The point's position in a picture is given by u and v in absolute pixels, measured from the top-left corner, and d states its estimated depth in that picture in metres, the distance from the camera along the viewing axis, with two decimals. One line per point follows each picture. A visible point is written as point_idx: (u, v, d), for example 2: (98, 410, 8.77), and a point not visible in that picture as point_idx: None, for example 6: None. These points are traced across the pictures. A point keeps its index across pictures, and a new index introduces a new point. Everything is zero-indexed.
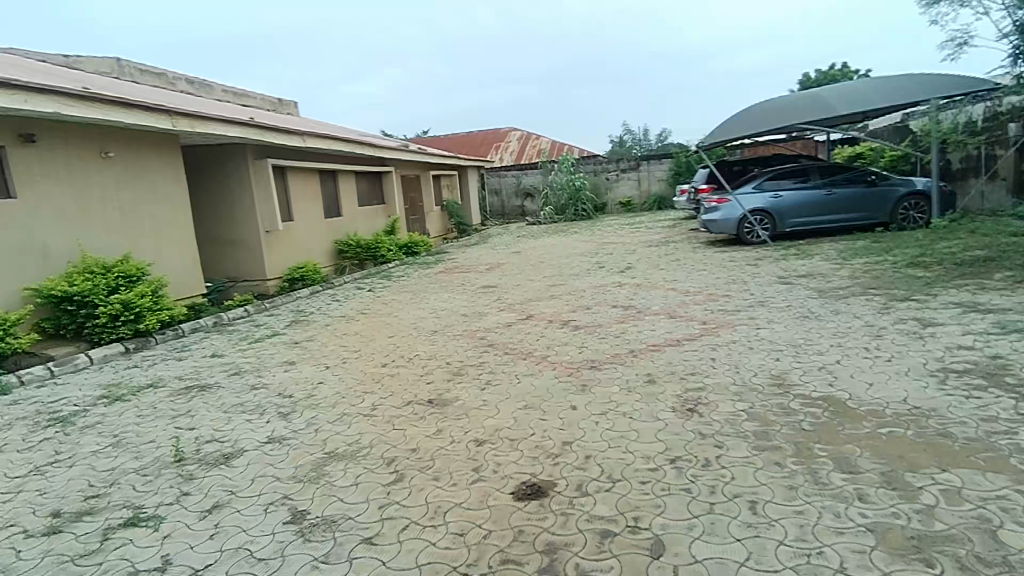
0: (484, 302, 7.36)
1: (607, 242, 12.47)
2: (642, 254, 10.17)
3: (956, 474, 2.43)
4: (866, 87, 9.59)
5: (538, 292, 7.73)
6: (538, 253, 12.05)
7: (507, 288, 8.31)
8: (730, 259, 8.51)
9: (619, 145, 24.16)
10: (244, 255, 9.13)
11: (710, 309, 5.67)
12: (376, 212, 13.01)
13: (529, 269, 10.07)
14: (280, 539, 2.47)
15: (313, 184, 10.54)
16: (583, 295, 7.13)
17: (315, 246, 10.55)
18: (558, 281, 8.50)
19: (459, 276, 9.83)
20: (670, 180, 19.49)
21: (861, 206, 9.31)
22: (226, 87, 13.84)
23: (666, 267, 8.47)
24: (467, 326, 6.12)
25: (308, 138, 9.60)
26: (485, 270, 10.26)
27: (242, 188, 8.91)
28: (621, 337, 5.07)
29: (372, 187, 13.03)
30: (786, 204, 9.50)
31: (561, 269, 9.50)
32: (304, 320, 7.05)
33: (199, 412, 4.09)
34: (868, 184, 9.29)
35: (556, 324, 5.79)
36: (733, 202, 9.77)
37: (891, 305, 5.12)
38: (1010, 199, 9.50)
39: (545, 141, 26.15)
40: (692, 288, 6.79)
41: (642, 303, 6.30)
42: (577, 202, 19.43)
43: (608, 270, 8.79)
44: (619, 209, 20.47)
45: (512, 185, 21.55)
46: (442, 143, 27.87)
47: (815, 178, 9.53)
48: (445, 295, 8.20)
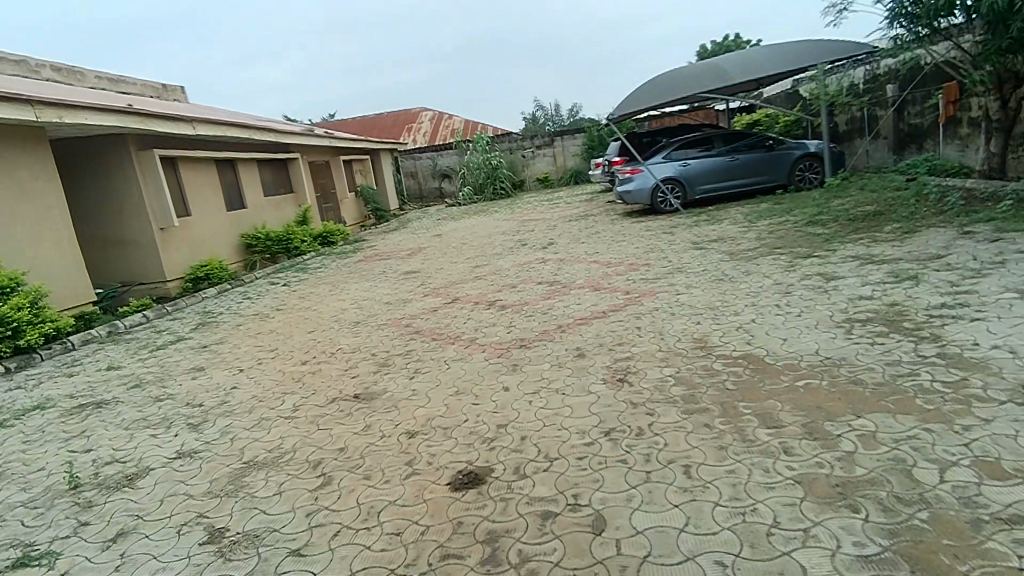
0: (408, 288, 7.15)
1: (527, 219, 12.49)
2: (563, 229, 10.24)
3: (871, 420, 2.61)
4: (757, 54, 9.96)
5: (462, 274, 7.60)
6: (460, 234, 11.88)
7: (430, 272, 8.13)
8: (647, 228, 8.73)
9: (532, 122, 24.21)
10: (138, 256, 8.37)
11: (633, 279, 5.77)
12: (285, 201, 12.33)
13: (451, 251, 9.91)
14: (196, 562, 2.23)
15: (210, 175, 9.80)
16: (507, 274, 7.08)
17: (219, 241, 9.85)
18: (482, 261, 8.39)
19: (380, 263, 9.53)
20: (584, 154, 19.77)
21: (761, 170, 9.80)
22: (98, 73, 12.49)
23: (587, 240, 8.57)
24: (391, 314, 5.92)
25: (200, 125, 8.87)
26: (407, 256, 10.01)
27: (128, 183, 8.12)
28: (548, 313, 5.06)
29: (277, 175, 12.30)
30: (694, 172, 9.85)
31: (484, 249, 9.41)
32: (213, 321, 6.56)
33: (95, 431, 3.66)
34: (766, 149, 9.79)
35: (482, 305, 5.70)
36: (646, 172, 10.01)
37: (797, 262, 5.42)
38: (891, 157, 10.33)
39: (457, 121, 25.73)
40: (614, 259, 6.90)
41: (566, 278, 6.32)
42: (495, 181, 19.32)
43: (531, 247, 8.79)
44: (537, 186, 20.58)
45: (427, 167, 21.09)
46: (350, 127, 26.80)
47: (719, 145, 9.93)
48: (366, 283, 7.90)
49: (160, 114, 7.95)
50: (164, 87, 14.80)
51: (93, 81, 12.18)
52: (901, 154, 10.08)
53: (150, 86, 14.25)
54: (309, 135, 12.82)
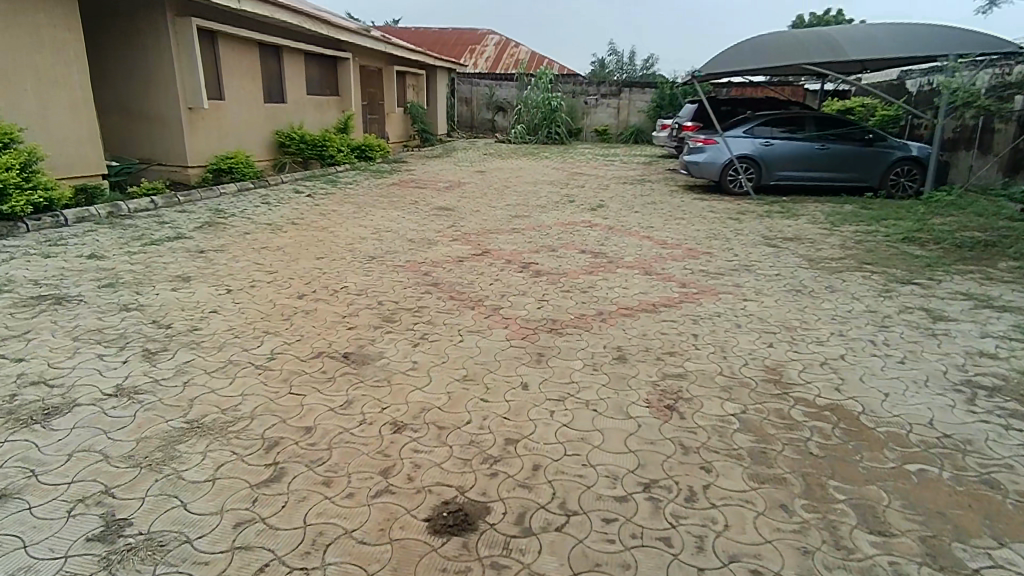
0: (434, 227, 6.42)
1: (579, 173, 11.52)
2: (617, 191, 9.31)
3: (1022, 556, 1.86)
4: (878, 28, 8.51)
5: (498, 222, 6.82)
6: (504, 175, 10.99)
7: (464, 212, 7.37)
8: (712, 209, 7.76)
9: (601, 69, 22.59)
10: (161, 134, 7.77)
11: (691, 269, 4.95)
12: (328, 104, 11.52)
13: (490, 192, 9.08)
14: (69, 570, 1.64)
15: (252, 60, 9.02)
16: (548, 233, 6.29)
17: (250, 134, 9.16)
18: (523, 211, 7.59)
19: (413, 191, 8.77)
20: (650, 112, 18.34)
21: (853, 166, 8.58)
22: None
23: (643, 210, 7.67)
24: (409, 255, 5.23)
25: (246, 2, 8.03)
26: (443, 188, 9.21)
27: (160, 52, 7.41)
28: (588, 293, 4.31)
29: (324, 74, 11.46)
30: (775, 154, 8.73)
31: (527, 198, 8.57)
32: (220, 223, 5.95)
33: (38, 335, 3.09)
34: (864, 142, 8.56)
35: (512, 266, 4.96)
36: (720, 145, 8.92)
37: (893, 286, 4.51)
38: (999, 178, 8.77)
39: (524, 52, 24.17)
40: (671, 238, 6.05)
41: (613, 251, 5.52)
42: (550, 124, 18.13)
43: (579, 206, 7.92)
44: (594, 137, 19.29)
45: (483, 96, 19.91)
46: (411, 39, 25.44)
47: (810, 129, 8.76)
48: (391, 213, 7.18)
49: None
50: None
51: None
52: (1012, 178, 8.54)
53: None
54: (364, 36, 11.82)
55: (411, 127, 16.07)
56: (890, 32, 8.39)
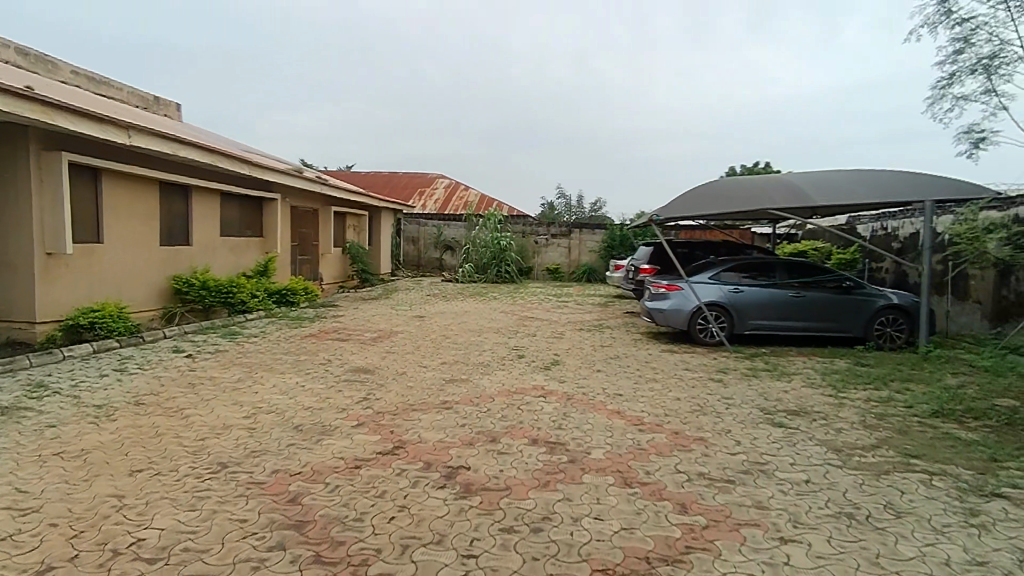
0: (338, 403, 4.83)
1: (530, 317, 10.38)
2: (574, 341, 8.09)
3: None
4: (834, 176, 8.10)
5: (426, 393, 5.31)
6: (446, 322, 9.69)
7: (385, 377, 5.87)
8: (686, 365, 6.56)
9: (551, 211, 22.76)
10: (5, 282, 6.23)
11: (688, 475, 3.51)
12: (246, 245, 10.36)
13: (426, 345, 7.64)
14: None
15: (147, 198, 7.89)
16: (489, 408, 4.82)
17: (135, 280, 7.75)
18: (462, 372, 6.14)
19: (331, 346, 7.27)
20: (602, 252, 17.98)
21: (832, 314, 7.72)
22: (80, 71, 11.87)
23: (606, 368, 6.38)
24: (284, 457, 3.58)
25: (137, 136, 7.06)
26: (369, 341, 7.76)
27: (15, 188, 6.12)
28: (542, 535, 2.74)
29: (244, 214, 10.39)
30: (746, 301, 7.84)
31: (469, 352, 7.19)
32: (25, 407, 4.23)
33: None
34: (841, 290, 7.79)
35: (431, 476, 3.38)
36: (686, 290, 8.02)
37: (976, 504, 3.14)
38: (987, 327, 8.01)
39: (474, 194, 24.36)
40: (647, 416, 4.67)
41: (575, 441, 4.05)
42: (500, 263, 17.39)
43: (529, 364, 6.57)
44: (546, 275, 18.64)
45: (431, 235, 19.35)
46: (361, 181, 25.44)
47: (781, 276, 8.02)
48: (291, 379, 5.60)
49: (74, 110, 6.09)
50: (156, 100, 14.20)
51: (66, 75, 11.58)
52: (1002, 326, 7.80)
53: (140, 96, 13.71)
54: (293, 176, 10.97)
55: (350, 266, 14.99)
56: (850, 179, 7.96)
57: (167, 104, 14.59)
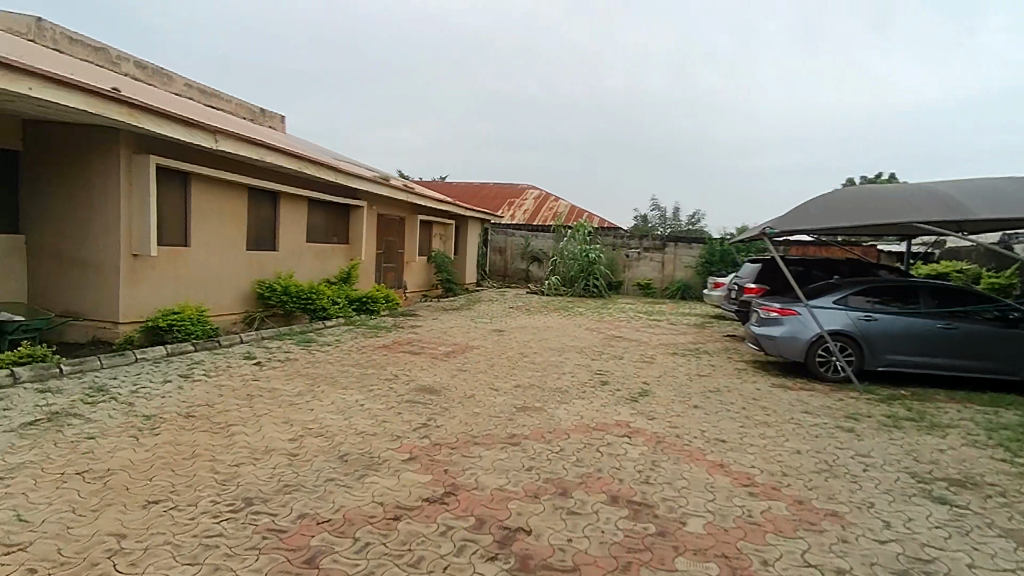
0: (394, 430, 4.32)
1: (618, 337, 9.53)
2: (666, 368, 7.18)
3: None
4: (997, 184, 6.64)
5: (492, 422, 4.69)
6: (526, 338, 9.09)
7: (451, 400, 5.33)
8: (804, 407, 5.49)
9: (644, 223, 21.65)
10: (95, 282, 6.36)
11: (821, 573, 2.62)
12: (332, 251, 10.36)
13: (500, 364, 7.06)
14: None
15: (235, 203, 7.95)
16: (563, 449, 4.11)
17: (220, 284, 7.82)
18: (536, 399, 5.48)
19: (402, 360, 6.88)
20: (699, 268, 16.67)
21: (994, 352, 6.32)
22: (192, 84, 12.54)
23: (704, 405, 5.47)
24: (317, 497, 3.08)
25: (223, 140, 7.06)
26: (442, 356, 7.30)
27: (106, 191, 6.24)
28: None
29: (330, 221, 10.39)
30: (880, 331, 6.60)
31: (547, 375, 6.51)
32: (78, 413, 4.07)
33: None
34: (1007, 322, 6.35)
35: (482, 541, 2.72)
36: (803, 315, 6.90)
37: None
38: None
39: (564, 205, 23.72)
40: (758, 475, 3.77)
41: (666, 505, 3.25)
42: (588, 276, 16.58)
43: (613, 393, 5.79)
44: (636, 291, 17.60)
45: (518, 245, 18.93)
46: (452, 191, 25.61)
47: (926, 303, 6.69)
48: (352, 397, 5.20)
49: (161, 114, 6.11)
50: (261, 111, 14.83)
51: (180, 87, 12.27)
52: None
53: (246, 108, 14.35)
54: (378, 184, 10.85)
55: (435, 275, 14.84)
56: (1021, 187, 6.47)
57: (271, 115, 15.22)
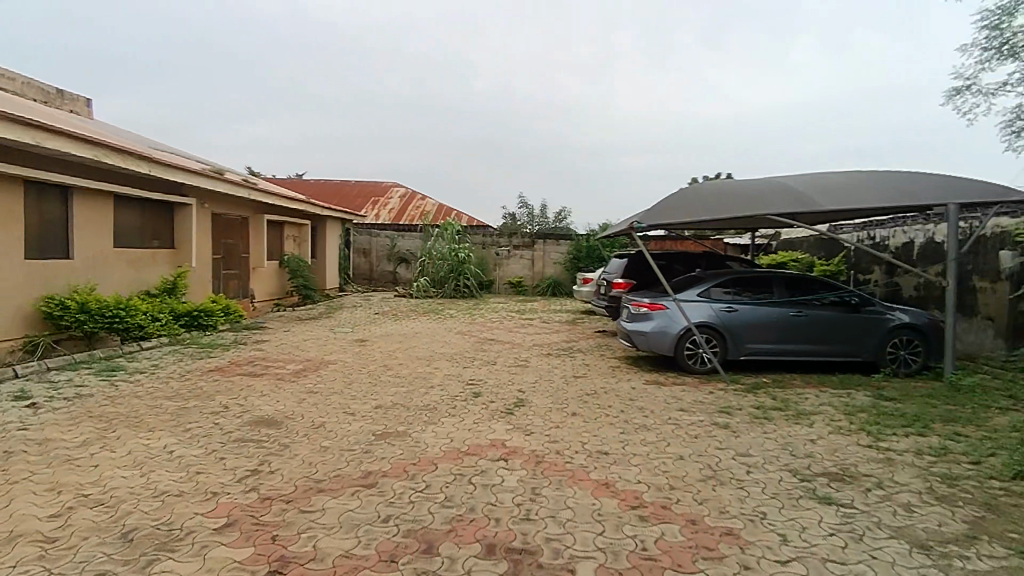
0: (211, 486, 3.37)
1: (490, 339, 9.05)
2: (540, 371, 6.81)
3: None
4: (834, 179, 7.06)
5: (344, 458, 3.91)
6: (391, 347, 8.28)
7: (295, 433, 4.44)
8: (679, 405, 5.35)
9: (512, 220, 21.59)
10: None
11: None
12: (151, 258, 8.75)
13: (359, 380, 6.22)
14: None
15: (9, 201, 6.29)
16: (428, 485, 3.46)
17: None
18: (399, 422, 4.75)
19: (237, 386, 5.78)
20: (568, 264, 16.84)
21: (839, 335, 6.73)
22: None
23: (582, 411, 5.11)
24: None
25: None
26: (289, 376, 6.28)
27: None
28: None
29: (146, 223, 8.76)
30: (742, 322, 6.76)
31: (412, 390, 5.81)
32: None
33: None
34: (849, 307, 6.79)
35: None
36: (671, 310, 6.88)
37: None
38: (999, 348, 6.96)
39: (431, 203, 22.96)
40: (645, 493, 3.40)
41: (550, 549, 2.73)
42: (459, 276, 16.01)
43: (487, 406, 5.24)
44: (508, 289, 17.38)
45: (383, 246, 17.87)
46: (309, 189, 23.72)
47: (780, 292, 6.98)
48: (160, 442, 4.12)
49: None
50: (60, 93, 12.35)
51: None
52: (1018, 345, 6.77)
53: (39, 88, 11.83)
54: (211, 179, 9.35)
55: (289, 281, 13.38)
56: (854, 181, 6.93)
57: (73, 99, 12.74)
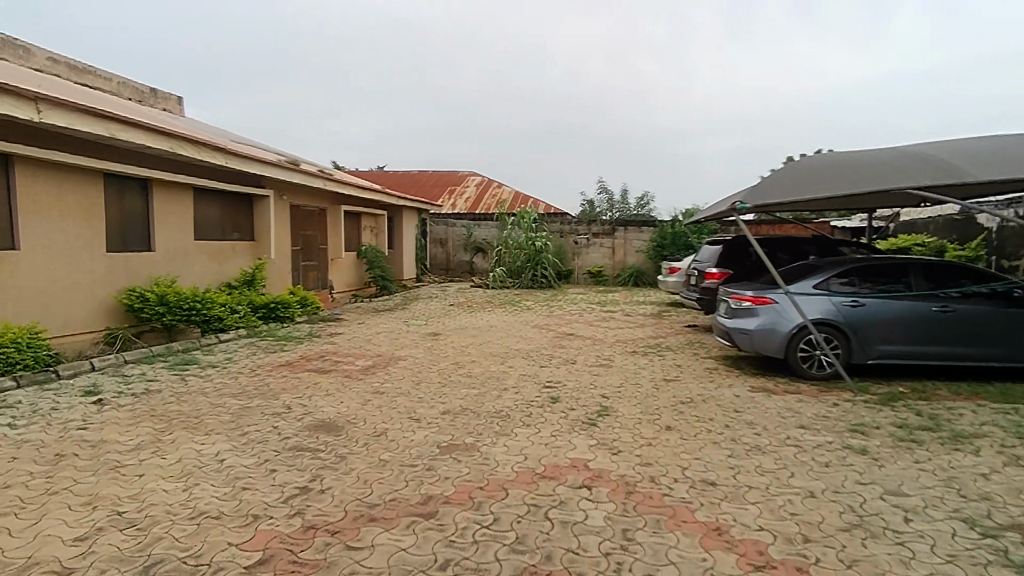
0: (253, 506, 2.99)
1: (569, 334, 8.41)
2: (625, 372, 6.09)
3: None
4: (989, 144, 5.76)
5: (404, 477, 3.43)
6: (464, 342, 7.84)
7: (354, 442, 4.03)
8: (797, 421, 4.48)
9: (591, 207, 20.75)
10: None
11: None
12: (230, 250, 8.80)
13: (428, 380, 5.79)
14: None
15: (89, 193, 6.37)
16: (497, 519, 2.90)
17: (68, 295, 6.23)
18: (467, 433, 4.24)
19: (302, 384, 5.52)
20: (651, 252, 15.82)
21: (997, 335, 5.55)
22: (57, 57, 10.55)
23: (678, 426, 4.37)
24: None
25: (52, 112, 5.45)
26: (355, 374, 5.96)
27: None
28: None
29: (226, 214, 8.81)
30: (869, 319, 5.70)
31: (483, 393, 5.29)
32: None
33: None
34: (1009, 301, 5.58)
35: None
36: (780, 304, 5.93)
37: None
38: None
39: (507, 191, 22.51)
40: (771, 547, 2.66)
41: None
42: (536, 266, 15.44)
43: (566, 416, 4.63)
44: (587, 279, 16.61)
45: (460, 236, 17.61)
46: (389, 180, 23.97)
47: (918, 283, 5.84)
48: (213, 448, 3.83)
49: None
50: (152, 92, 12.89)
51: (42, 61, 10.25)
52: None
53: (133, 88, 12.38)
54: (285, 168, 9.27)
55: (366, 272, 13.34)
56: (1016, 145, 5.61)
57: (166, 96, 13.31)
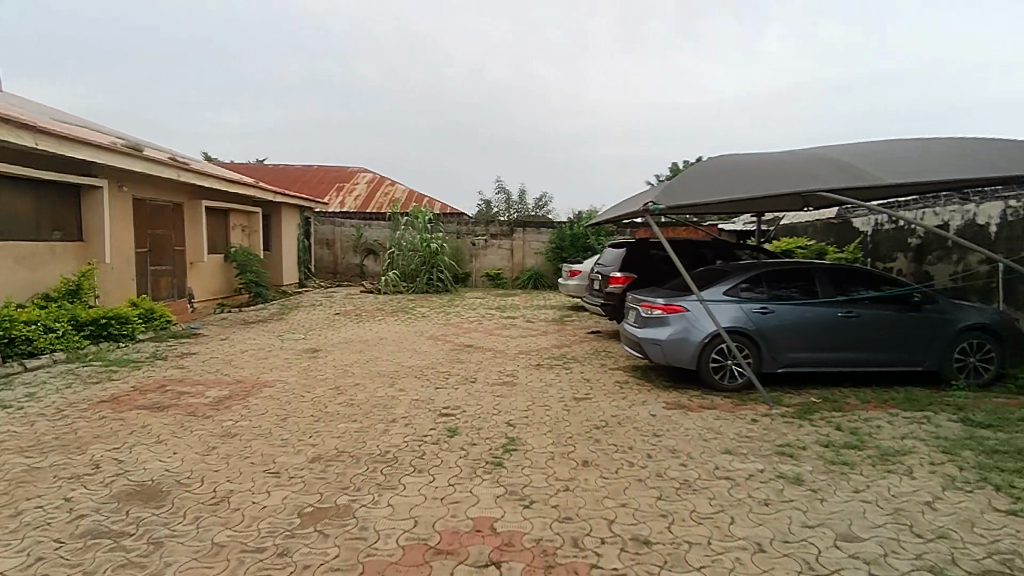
0: None
1: (467, 346, 7.63)
2: (531, 392, 5.42)
3: None
4: (886, 148, 5.75)
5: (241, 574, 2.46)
6: (346, 360, 6.80)
7: (180, 516, 2.99)
8: (723, 446, 4.01)
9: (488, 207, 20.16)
10: None
11: None
12: (48, 253, 7.10)
13: (296, 412, 4.76)
14: None
15: None
16: None
17: None
18: (339, 490, 3.32)
19: (126, 429, 4.28)
20: (550, 254, 15.49)
21: (899, 341, 5.49)
22: None
23: (595, 461, 3.75)
24: None
25: None
26: (202, 409, 4.78)
27: None
28: None
29: (43, 209, 7.10)
30: (780, 327, 5.46)
31: (364, 428, 4.36)
32: None
33: None
34: (910, 306, 5.55)
35: None
36: (692, 313, 5.55)
37: None
38: None
39: (401, 189, 21.34)
40: None
41: None
42: (431, 269, 14.51)
43: (465, 455, 3.84)
44: (485, 282, 15.95)
45: (349, 236, 16.25)
46: (270, 174, 21.90)
47: (825, 289, 5.70)
48: None
49: None
50: None
51: None
52: None
53: None
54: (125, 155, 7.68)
55: (235, 278, 11.75)
56: (912, 151, 5.64)
57: None
